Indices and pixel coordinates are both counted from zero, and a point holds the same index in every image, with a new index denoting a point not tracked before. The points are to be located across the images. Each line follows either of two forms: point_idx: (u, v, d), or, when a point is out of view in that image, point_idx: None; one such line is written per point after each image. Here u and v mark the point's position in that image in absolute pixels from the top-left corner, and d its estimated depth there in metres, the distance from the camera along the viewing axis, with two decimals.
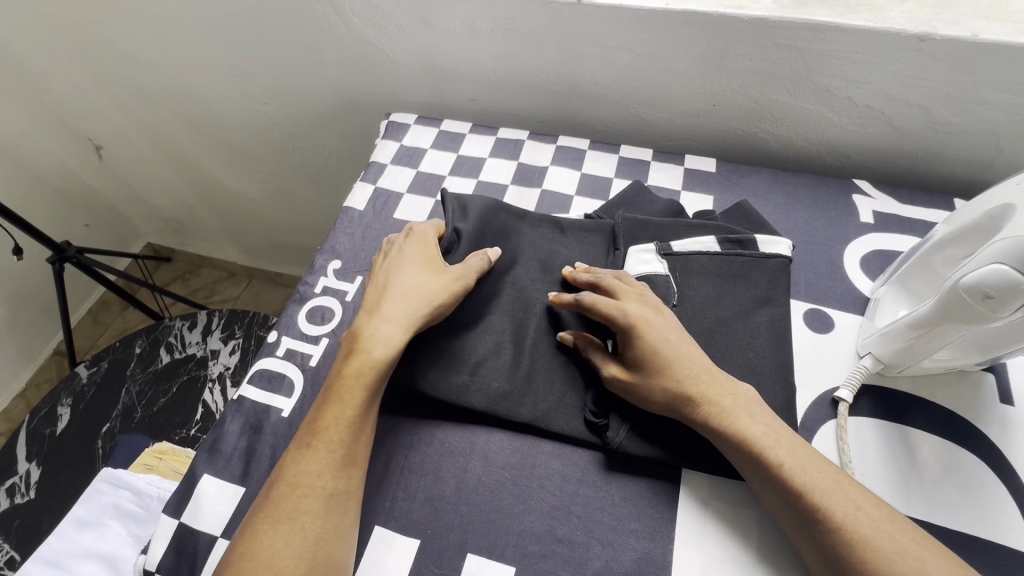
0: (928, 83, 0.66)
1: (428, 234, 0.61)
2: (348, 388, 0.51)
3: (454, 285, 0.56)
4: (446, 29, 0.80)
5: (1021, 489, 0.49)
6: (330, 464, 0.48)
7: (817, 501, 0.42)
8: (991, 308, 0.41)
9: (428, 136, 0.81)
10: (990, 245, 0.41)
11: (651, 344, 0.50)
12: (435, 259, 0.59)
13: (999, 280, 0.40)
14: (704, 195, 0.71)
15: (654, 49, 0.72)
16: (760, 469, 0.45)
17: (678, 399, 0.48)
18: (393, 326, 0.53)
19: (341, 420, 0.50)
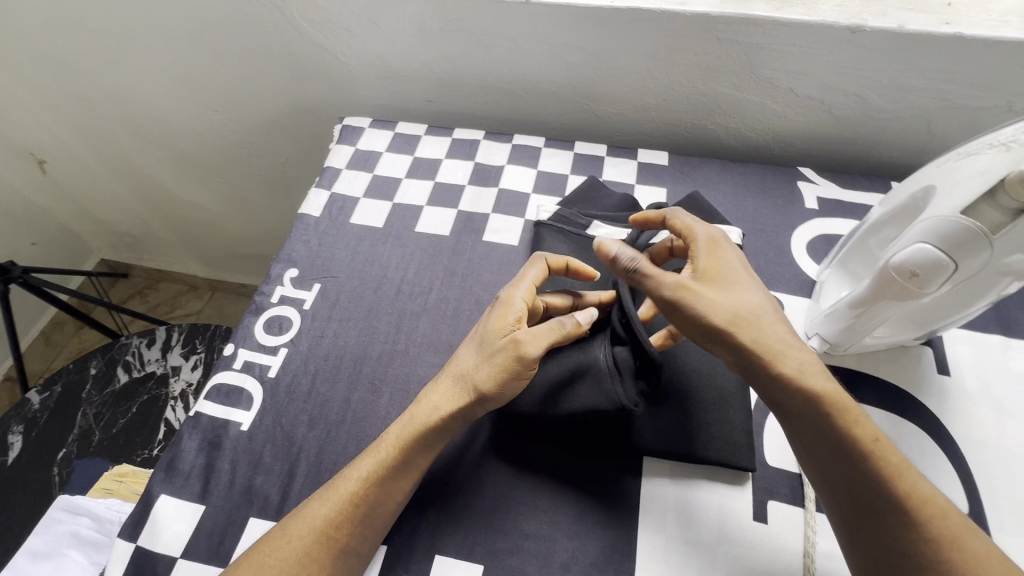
0: (862, 73, 0.69)
1: (511, 296, 0.54)
2: (388, 439, 0.49)
3: (504, 357, 0.50)
4: (396, 31, 0.80)
5: (959, 454, 0.52)
6: (336, 507, 0.46)
7: (907, 489, 0.41)
8: (915, 287, 0.43)
9: (383, 139, 0.80)
10: (914, 226, 0.43)
11: (725, 266, 0.50)
12: (503, 330, 0.52)
13: (922, 259, 0.42)
14: (657, 188, 0.73)
15: (602, 46, 0.74)
16: (844, 443, 0.43)
17: (753, 315, 0.47)
18: (450, 395, 0.51)
19: (370, 470, 0.48)
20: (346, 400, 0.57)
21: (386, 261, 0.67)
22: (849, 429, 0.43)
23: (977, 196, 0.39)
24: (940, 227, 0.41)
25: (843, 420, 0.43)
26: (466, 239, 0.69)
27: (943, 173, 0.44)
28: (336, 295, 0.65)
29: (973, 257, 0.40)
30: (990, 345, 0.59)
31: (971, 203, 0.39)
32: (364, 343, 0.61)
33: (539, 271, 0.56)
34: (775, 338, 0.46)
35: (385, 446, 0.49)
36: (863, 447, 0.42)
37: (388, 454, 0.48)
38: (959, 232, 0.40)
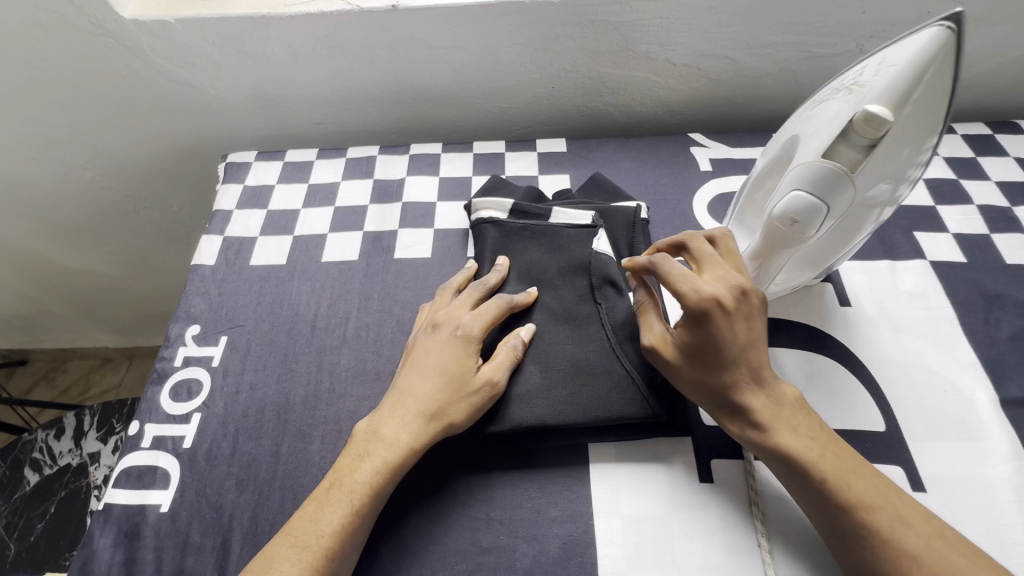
0: (727, 36, 0.73)
1: (474, 332, 0.52)
2: (353, 484, 0.46)
3: (477, 395, 0.50)
4: (266, 56, 0.76)
5: (869, 377, 0.56)
6: (305, 563, 0.42)
7: (861, 520, 0.42)
8: (800, 233, 0.45)
9: (272, 171, 0.76)
10: (788, 174, 0.44)
11: (699, 336, 0.47)
12: (464, 371, 0.50)
13: (801, 205, 0.43)
14: (560, 175, 0.73)
15: (481, 42, 0.73)
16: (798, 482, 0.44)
17: (710, 377, 0.47)
18: (409, 434, 0.48)
19: (346, 519, 0.45)
20: (274, 454, 0.53)
21: (296, 298, 0.64)
22: (798, 470, 0.44)
23: (834, 138, 0.41)
24: (810, 173, 0.42)
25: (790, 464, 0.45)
26: (378, 260, 0.66)
27: (804, 118, 0.46)
28: (246, 345, 0.60)
29: (843, 196, 0.42)
30: (880, 269, 0.63)
31: (829, 146, 0.41)
32: (284, 390, 0.57)
33: (500, 311, 0.54)
34: (728, 395, 0.47)
35: (352, 485, 0.46)
36: (815, 485, 0.43)
37: (355, 499, 0.46)
38: (825, 175, 0.41)
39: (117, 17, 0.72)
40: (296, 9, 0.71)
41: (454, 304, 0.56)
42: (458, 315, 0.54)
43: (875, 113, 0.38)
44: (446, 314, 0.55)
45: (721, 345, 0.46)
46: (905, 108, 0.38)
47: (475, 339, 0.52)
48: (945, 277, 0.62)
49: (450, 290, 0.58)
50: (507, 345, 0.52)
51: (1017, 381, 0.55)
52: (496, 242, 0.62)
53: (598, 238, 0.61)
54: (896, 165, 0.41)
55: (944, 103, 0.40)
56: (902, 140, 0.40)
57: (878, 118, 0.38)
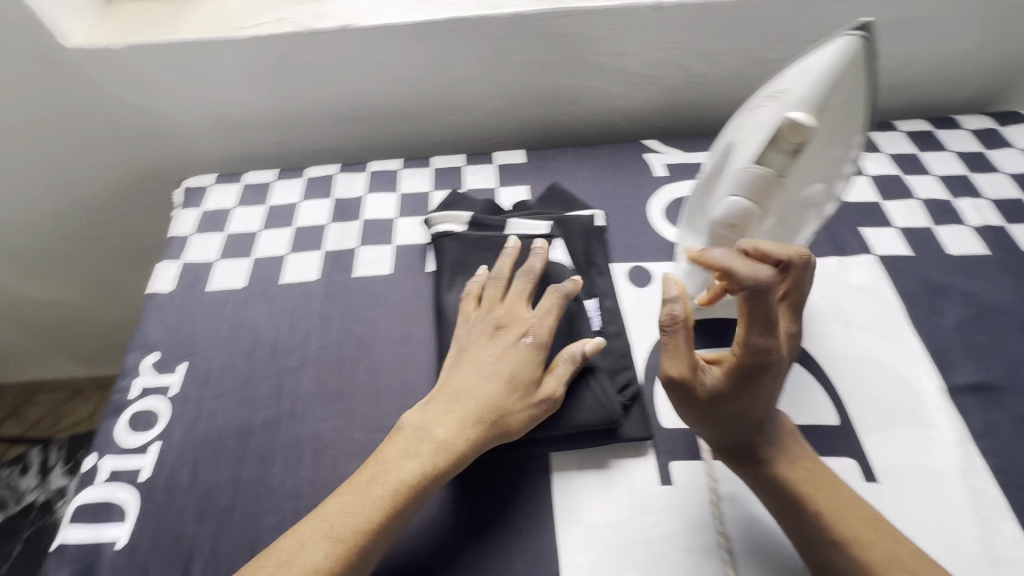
0: (674, 44, 0.74)
1: (543, 336, 0.53)
2: (400, 480, 0.46)
3: (537, 406, 0.50)
4: (220, 79, 0.76)
5: (822, 372, 0.57)
6: (336, 556, 0.42)
7: (857, 552, 0.43)
8: (737, 237, 0.46)
9: (230, 195, 0.75)
10: (723, 180, 0.46)
11: (744, 378, 0.45)
12: (525, 378, 0.51)
13: (735, 209, 0.44)
14: (518, 186, 0.73)
15: (434, 58, 0.74)
16: (799, 515, 0.45)
17: (734, 413, 0.46)
18: (465, 439, 0.48)
19: (385, 514, 0.45)
20: (235, 481, 0.53)
21: (256, 322, 0.63)
22: (801, 504, 0.45)
23: (762, 144, 0.42)
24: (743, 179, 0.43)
25: (795, 496, 0.45)
26: (338, 278, 0.66)
27: (737, 125, 0.47)
28: (205, 372, 0.60)
29: (774, 199, 0.43)
30: (830, 266, 0.65)
31: (759, 152, 0.42)
32: (245, 415, 0.57)
33: (557, 309, 0.54)
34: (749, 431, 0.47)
35: (397, 483, 0.46)
36: (816, 517, 0.44)
37: (399, 497, 0.45)
38: (755, 180, 0.43)
39: (64, 46, 0.72)
40: (247, 33, 0.71)
41: (514, 303, 0.55)
42: (523, 317, 0.54)
43: (798, 120, 0.39)
44: (509, 314, 0.54)
45: (761, 387, 0.45)
46: (822, 114, 0.40)
47: (541, 346, 0.52)
48: (892, 270, 0.64)
49: (501, 281, 0.57)
50: (571, 354, 0.53)
51: (962, 368, 0.57)
52: (455, 256, 0.63)
53: (554, 247, 0.62)
54: (819, 166, 0.43)
55: (856, 106, 0.42)
56: (822, 143, 0.42)
57: (801, 125, 0.39)
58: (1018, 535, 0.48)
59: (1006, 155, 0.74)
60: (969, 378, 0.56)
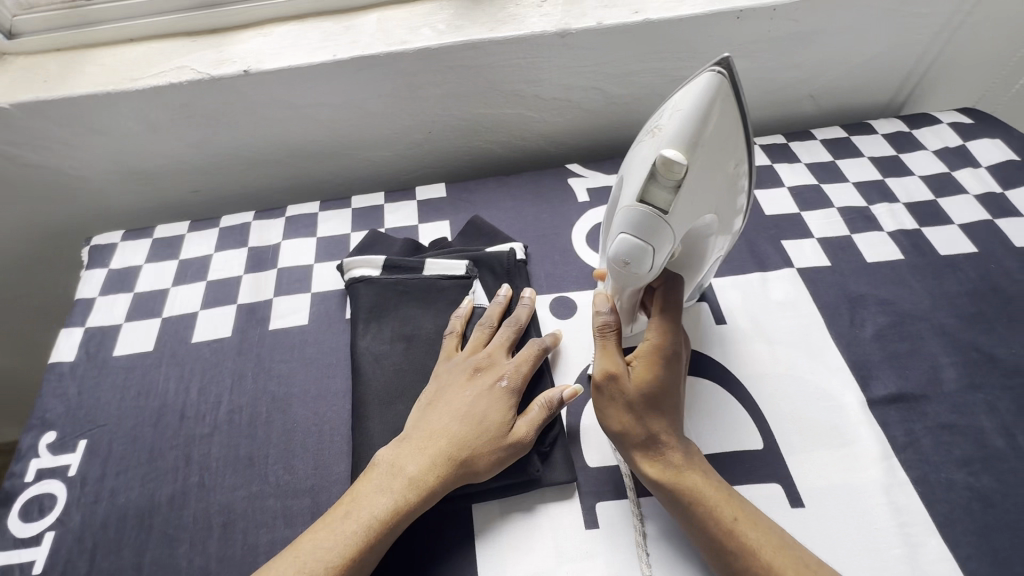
0: (586, 69, 0.74)
1: (518, 381, 0.52)
2: (374, 511, 0.45)
3: (505, 450, 0.48)
4: (122, 131, 0.73)
5: (746, 395, 0.57)
6: None
7: (769, 562, 0.41)
8: (636, 273, 0.45)
9: (140, 251, 0.72)
10: (616, 218, 0.45)
11: (665, 377, 0.48)
12: (498, 421, 0.49)
13: (629, 247, 0.43)
14: (439, 222, 0.72)
15: (346, 97, 0.73)
16: (711, 529, 0.43)
17: (647, 419, 0.47)
18: (433, 477, 0.46)
19: (356, 548, 0.43)
20: (137, 566, 0.49)
21: (164, 387, 0.60)
22: (711, 515, 0.44)
23: (644, 181, 0.42)
24: (630, 215, 0.43)
25: (704, 508, 0.44)
26: (252, 333, 0.63)
27: (626, 162, 0.47)
28: (108, 447, 0.56)
29: (666, 237, 0.42)
30: (752, 283, 0.65)
31: (641, 189, 0.42)
32: (150, 491, 0.53)
33: (535, 354, 0.54)
34: (658, 439, 0.47)
35: (369, 519, 0.45)
36: (726, 529, 0.43)
37: (372, 529, 0.44)
38: (643, 216, 0.42)
39: None
40: (144, 83, 0.69)
41: (495, 347, 0.55)
42: (500, 361, 0.54)
43: (670, 157, 0.39)
44: (489, 357, 0.54)
45: (676, 390, 0.48)
46: (695, 149, 0.40)
47: (518, 392, 0.51)
48: (812, 283, 0.64)
49: (488, 326, 0.57)
50: (549, 399, 0.51)
51: (882, 379, 0.57)
52: (371, 302, 0.61)
53: (472, 288, 0.61)
54: (705, 203, 0.43)
55: (731, 142, 0.42)
56: (702, 179, 0.41)
57: (674, 162, 0.39)
58: (941, 551, 0.47)
59: (918, 158, 0.76)
60: (889, 389, 0.56)
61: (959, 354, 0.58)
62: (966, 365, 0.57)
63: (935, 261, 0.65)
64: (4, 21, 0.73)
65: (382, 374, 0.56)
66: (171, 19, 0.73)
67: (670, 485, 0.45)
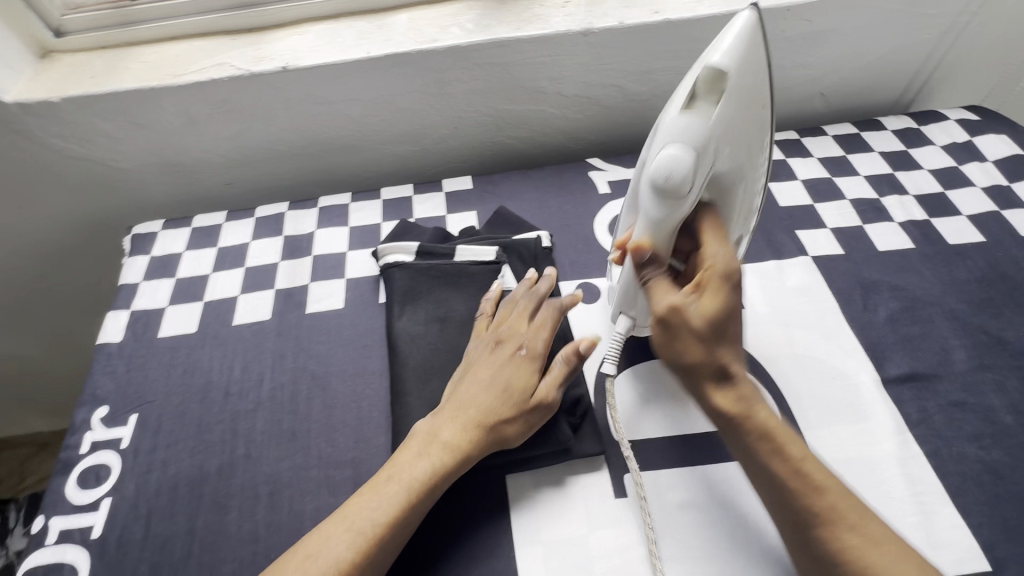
0: (608, 66, 0.77)
1: (538, 349, 0.54)
2: (413, 475, 0.48)
3: (533, 413, 0.51)
4: (163, 124, 0.76)
5: (765, 374, 0.59)
6: (356, 549, 0.44)
7: (834, 503, 0.42)
8: (676, 188, 0.47)
9: (179, 239, 0.75)
10: (656, 139, 0.48)
11: (727, 305, 0.47)
12: (521, 387, 0.52)
13: (672, 160, 0.46)
14: (466, 212, 0.75)
15: (377, 93, 0.76)
16: (778, 466, 0.44)
17: (714, 351, 0.46)
18: (465, 443, 0.49)
19: (398, 511, 0.46)
20: (190, 530, 0.52)
21: (208, 366, 0.63)
22: (780, 451, 0.44)
23: (689, 96, 0.47)
24: (675, 130, 0.47)
25: (774, 444, 0.44)
26: (290, 316, 0.66)
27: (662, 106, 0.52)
28: (157, 421, 0.59)
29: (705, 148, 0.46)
30: (768, 270, 0.68)
31: (686, 102, 0.46)
32: (199, 462, 0.56)
33: (553, 321, 0.56)
34: (728, 372, 0.46)
35: (409, 482, 0.47)
36: (794, 466, 0.43)
37: (413, 493, 0.47)
38: (686, 126, 0.46)
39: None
40: (187, 78, 0.72)
41: (514, 317, 0.57)
42: (518, 330, 0.55)
43: (720, 64, 0.44)
44: (509, 327, 0.56)
45: (737, 322, 0.48)
46: (740, 65, 0.45)
47: (538, 357, 0.54)
48: (826, 270, 0.67)
49: (509, 300, 0.59)
50: (567, 363, 0.53)
51: (895, 360, 0.60)
52: (405, 286, 0.64)
53: (502, 273, 0.64)
54: (739, 129, 0.48)
55: (762, 82, 0.48)
56: (741, 101, 0.46)
57: (723, 69, 0.44)
58: (954, 519, 0.50)
59: (926, 153, 0.79)
60: (902, 369, 0.59)
61: (968, 336, 0.61)
62: (976, 347, 0.60)
63: (944, 250, 0.68)
64: (53, 20, 0.77)
65: (420, 353, 0.59)
66: (211, 19, 0.77)
67: (738, 418, 0.45)
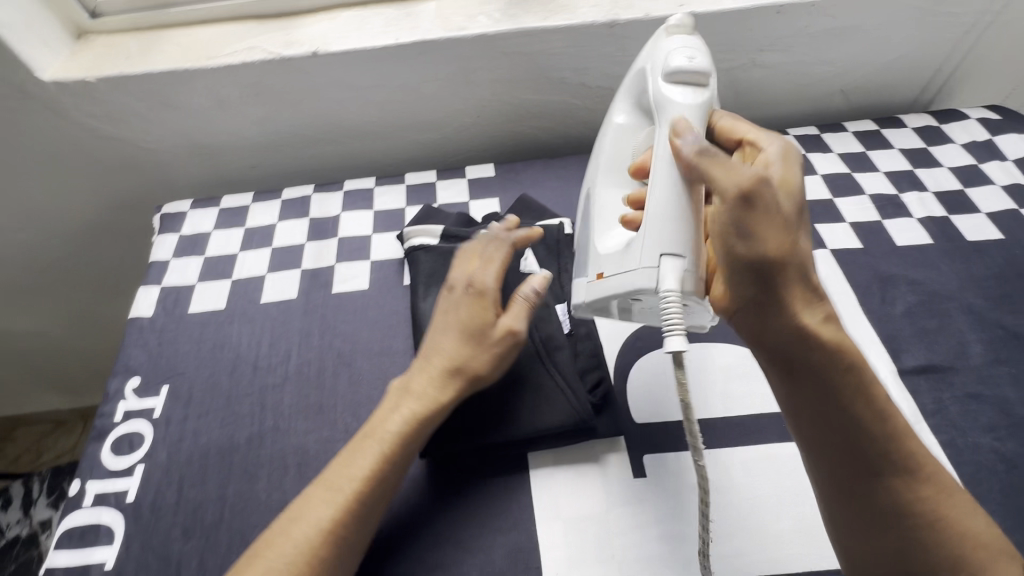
0: (631, 58, 0.78)
1: (489, 284, 0.54)
2: (386, 431, 0.50)
3: (499, 346, 0.52)
4: (194, 106, 0.78)
5: None
6: (341, 507, 0.46)
7: (908, 440, 0.44)
8: (704, 72, 0.53)
9: (208, 219, 0.77)
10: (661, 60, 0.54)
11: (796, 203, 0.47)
12: (479, 326, 0.52)
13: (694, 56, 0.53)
14: (489, 199, 0.76)
15: (404, 80, 0.77)
16: (866, 392, 0.44)
17: (799, 249, 0.44)
18: (433, 392, 0.51)
19: (376, 466, 0.48)
20: (220, 497, 0.54)
21: (237, 341, 0.65)
22: (867, 376, 0.44)
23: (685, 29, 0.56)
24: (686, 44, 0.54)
25: (863, 367, 0.44)
26: (316, 295, 0.68)
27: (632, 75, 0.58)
28: (188, 392, 0.61)
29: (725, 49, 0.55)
30: None
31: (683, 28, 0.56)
32: (229, 433, 0.58)
33: (503, 256, 0.56)
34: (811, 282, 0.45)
35: (383, 438, 0.49)
36: (877, 395, 0.44)
37: (388, 446, 0.49)
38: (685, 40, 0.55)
39: (36, 80, 0.73)
40: (219, 61, 0.73)
41: (464, 259, 0.57)
42: (469, 269, 0.55)
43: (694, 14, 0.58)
44: (459, 270, 0.56)
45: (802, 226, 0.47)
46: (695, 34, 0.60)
47: (492, 293, 0.54)
48: (844, 262, 0.68)
49: (461, 245, 0.59)
50: (521, 298, 0.54)
51: (912, 352, 0.60)
52: (430, 268, 0.65)
53: (525, 258, 0.65)
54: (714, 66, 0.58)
55: None
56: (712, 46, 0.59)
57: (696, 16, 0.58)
58: None
59: (946, 151, 0.79)
60: (918, 361, 0.60)
61: (985, 331, 0.62)
62: (992, 342, 0.61)
63: (963, 246, 0.69)
64: (89, 2, 0.78)
65: None
66: (242, 3, 0.78)
67: (824, 329, 0.44)
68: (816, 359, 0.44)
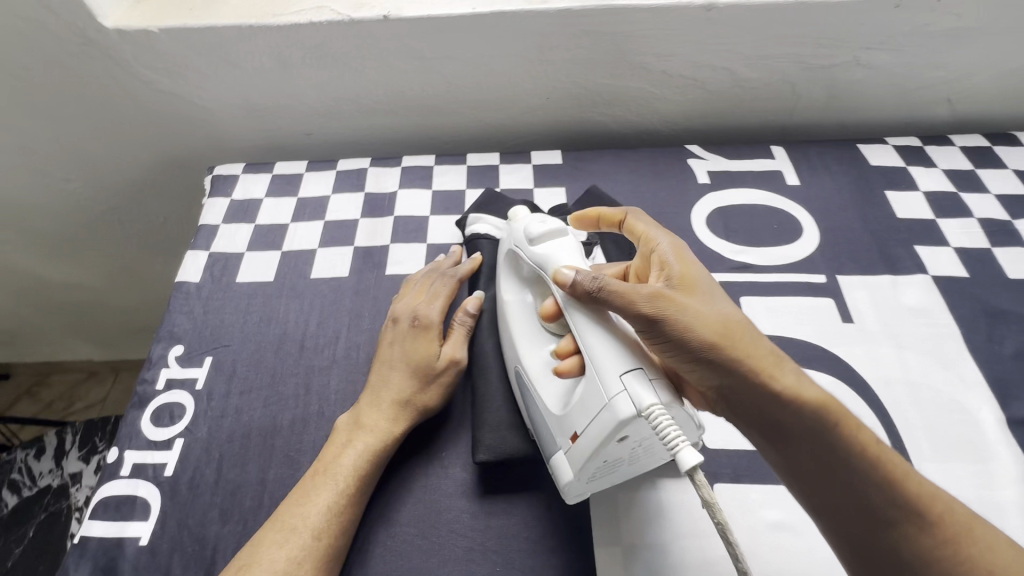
0: (724, 46, 0.71)
1: (432, 318, 0.54)
2: (334, 469, 0.47)
3: (444, 378, 0.53)
4: (255, 66, 0.74)
5: (876, 398, 0.54)
6: (297, 551, 0.43)
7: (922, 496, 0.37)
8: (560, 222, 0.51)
9: (261, 185, 0.74)
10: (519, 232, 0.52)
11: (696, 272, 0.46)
12: (427, 356, 0.53)
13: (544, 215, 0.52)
14: (556, 187, 0.71)
15: (475, 53, 0.72)
16: (865, 462, 0.38)
17: (721, 317, 0.42)
18: (386, 424, 0.50)
19: (333, 504, 0.46)
20: (261, 482, 0.51)
21: (283, 317, 0.61)
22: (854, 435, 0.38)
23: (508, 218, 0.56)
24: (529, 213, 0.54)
25: (847, 424, 0.38)
26: (369, 276, 0.64)
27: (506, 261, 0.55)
28: (231, 367, 0.58)
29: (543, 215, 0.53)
30: (881, 284, 0.62)
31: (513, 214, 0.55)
32: (272, 414, 0.55)
33: (448, 291, 0.57)
34: (758, 346, 0.41)
35: (337, 474, 0.47)
36: (872, 455, 0.38)
37: (342, 483, 0.47)
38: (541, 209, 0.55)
39: (98, 26, 0.70)
40: (284, 19, 0.69)
41: (410, 296, 0.58)
42: (414, 304, 0.56)
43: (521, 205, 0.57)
44: (407, 304, 0.57)
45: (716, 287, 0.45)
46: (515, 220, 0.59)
47: (436, 323, 0.55)
48: (947, 291, 0.61)
49: (408, 282, 0.60)
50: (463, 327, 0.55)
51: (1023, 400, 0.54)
52: (493, 259, 0.61)
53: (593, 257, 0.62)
54: None
55: None
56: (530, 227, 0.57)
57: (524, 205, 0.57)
58: None
59: None
60: None
61: None
62: None
63: None
64: None
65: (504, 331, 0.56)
66: None
67: (794, 392, 0.39)
68: (807, 446, 0.39)
